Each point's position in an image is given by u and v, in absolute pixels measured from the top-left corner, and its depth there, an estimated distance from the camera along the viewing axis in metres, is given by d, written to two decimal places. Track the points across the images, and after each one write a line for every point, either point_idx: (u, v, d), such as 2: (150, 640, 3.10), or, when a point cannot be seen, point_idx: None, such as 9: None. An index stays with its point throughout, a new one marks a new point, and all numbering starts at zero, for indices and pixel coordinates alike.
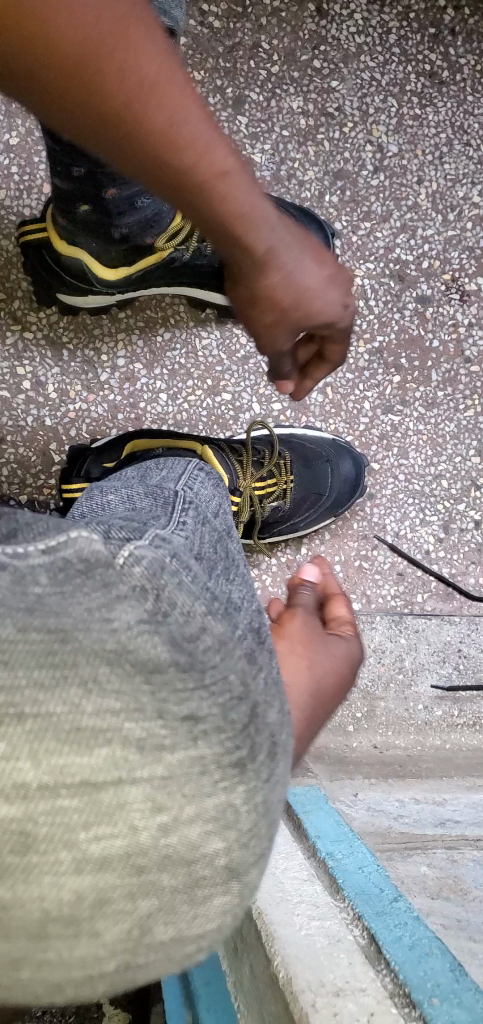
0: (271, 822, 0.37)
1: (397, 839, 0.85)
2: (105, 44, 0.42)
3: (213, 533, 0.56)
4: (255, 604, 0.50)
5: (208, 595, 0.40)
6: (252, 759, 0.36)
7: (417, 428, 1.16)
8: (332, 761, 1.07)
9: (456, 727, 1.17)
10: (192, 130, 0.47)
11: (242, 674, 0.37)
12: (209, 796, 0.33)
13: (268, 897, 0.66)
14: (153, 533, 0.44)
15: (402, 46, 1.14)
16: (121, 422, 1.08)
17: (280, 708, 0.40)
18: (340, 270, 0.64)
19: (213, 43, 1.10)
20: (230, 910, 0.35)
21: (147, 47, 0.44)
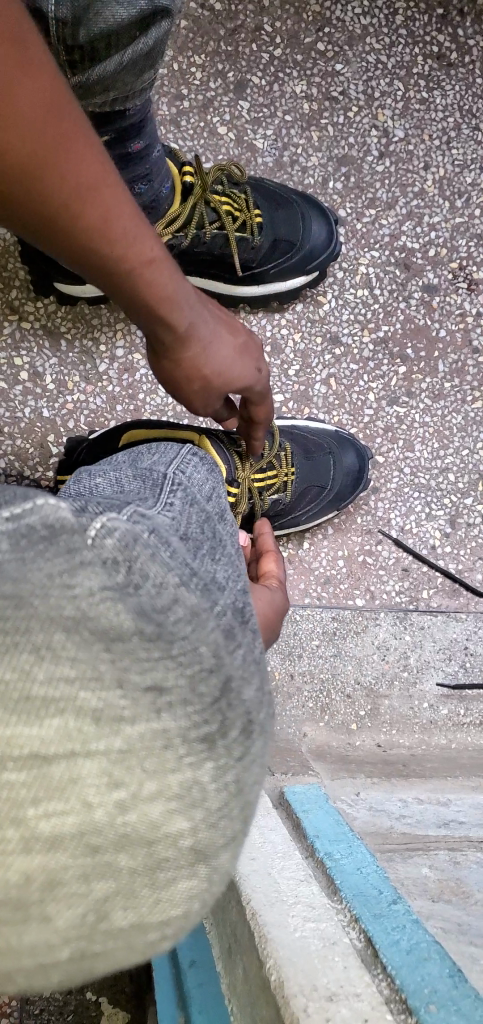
0: (246, 805, 0.32)
1: (399, 838, 0.82)
2: (47, 151, 0.49)
3: (202, 514, 0.53)
4: (242, 586, 0.46)
5: (188, 575, 0.37)
6: (223, 735, 0.31)
7: (422, 420, 1.13)
8: (334, 759, 1.04)
9: (463, 726, 1.14)
10: (120, 225, 0.55)
11: (214, 646, 0.33)
12: (171, 773, 0.29)
13: (262, 896, 0.62)
14: (134, 511, 0.41)
15: (409, 27, 1.12)
16: (120, 413, 1.05)
17: (259, 688, 0.35)
18: (250, 342, 0.74)
19: (214, 26, 1.08)
20: (199, 896, 0.30)
21: (85, 154, 0.51)
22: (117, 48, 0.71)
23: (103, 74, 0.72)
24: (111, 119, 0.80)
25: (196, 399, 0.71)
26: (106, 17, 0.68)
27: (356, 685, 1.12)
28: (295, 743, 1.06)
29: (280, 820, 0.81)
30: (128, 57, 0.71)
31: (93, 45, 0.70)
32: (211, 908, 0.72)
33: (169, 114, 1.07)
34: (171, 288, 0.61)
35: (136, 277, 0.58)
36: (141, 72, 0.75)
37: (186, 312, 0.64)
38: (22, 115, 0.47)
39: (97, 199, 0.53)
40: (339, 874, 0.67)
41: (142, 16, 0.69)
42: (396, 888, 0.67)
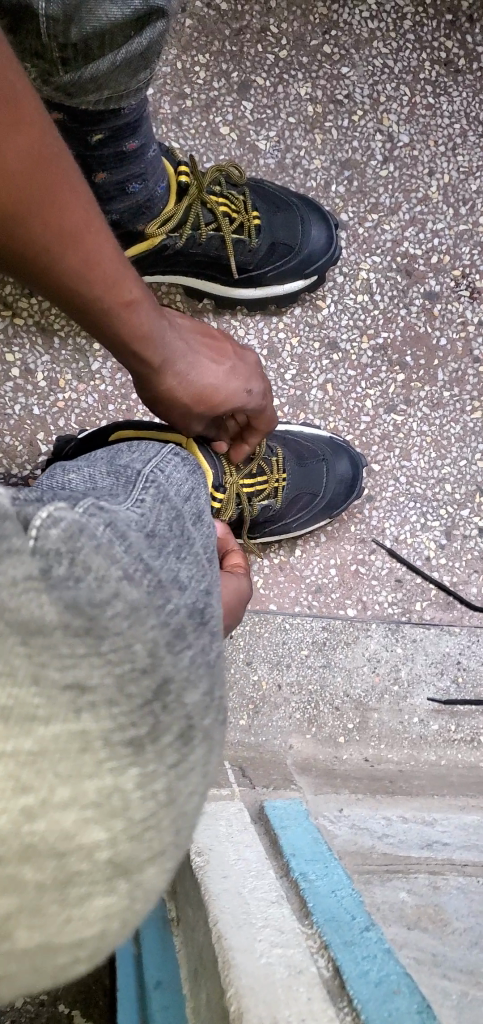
0: (176, 815, 0.32)
1: (380, 858, 0.79)
2: (33, 201, 0.50)
3: (171, 511, 0.50)
4: (205, 587, 0.44)
5: (141, 573, 0.34)
6: (154, 740, 0.30)
7: (420, 429, 1.11)
8: (320, 773, 1.02)
9: (453, 743, 1.11)
10: (102, 270, 0.56)
11: (152, 647, 0.31)
12: (89, 778, 0.28)
13: (230, 918, 0.60)
14: (92, 504, 0.38)
15: (417, 32, 1.10)
16: (112, 413, 1.04)
17: (208, 691, 0.35)
18: (238, 364, 0.75)
19: (220, 26, 1.07)
20: (119, 914, 0.29)
21: (68, 198, 0.52)
22: (111, 48, 0.70)
23: (96, 74, 0.71)
24: (105, 117, 0.79)
25: (179, 420, 0.73)
26: (100, 17, 0.67)
27: (345, 697, 1.10)
28: (280, 755, 1.04)
29: (258, 835, 0.78)
30: (121, 58, 0.71)
31: (86, 44, 0.69)
32: (181, 928, 0.69)
33: (171, 113, 1.06)
34: (149, 326, 0.63)
35: (117, 318, 0.60)
36: (134, 74, 0.74)
37: (165, 346, 0.66)
38: (9, 167, 0.48)
39: (81, 246, 0.54)
40: (312, 897, 0.65)
41: (137, 17, 0.68)
42: (371, 914, 0.64)
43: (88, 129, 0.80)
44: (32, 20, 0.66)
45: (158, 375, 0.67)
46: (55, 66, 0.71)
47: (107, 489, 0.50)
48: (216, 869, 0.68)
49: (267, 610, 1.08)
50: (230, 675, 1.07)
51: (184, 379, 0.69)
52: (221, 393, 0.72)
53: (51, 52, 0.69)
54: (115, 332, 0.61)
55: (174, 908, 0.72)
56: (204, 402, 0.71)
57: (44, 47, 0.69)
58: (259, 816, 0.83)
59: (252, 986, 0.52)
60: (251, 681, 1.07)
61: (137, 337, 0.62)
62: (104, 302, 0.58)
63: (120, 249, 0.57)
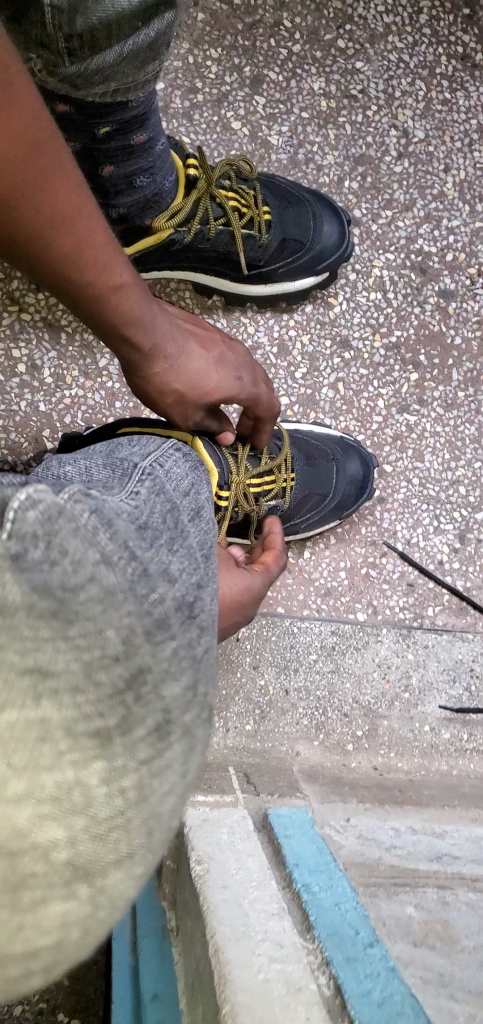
0: (150, 816, 0.29)
1: (387, 870, 0.76)
2: (25, 177, 0.48)
3: (167, 503, 0.48)
4: (199, 578, 0.42)
5: (124, 561, 0.33)
6: (124, 732, 0.28)
7: (434, 430, 1.09)
8: (327, 781, 0.99)
9: (466, 753, 1.08)
10: (93, 252, 0.54)
11: (127, 632, 0.29)
12: (46, 771, 0.26)
13: (228, 931, 0.57)
14: (78, 489, 0.36)
15: (433, 26, 1.08)
16: (119, 410, 1.03)
17: (190, 686, 0.33)
18: (227, 353, 0.73)
19: (232, 20, 1.05)
20: (79, 924, 0.27)
21: (60, 177, 0.50)
22: (118, 39, 0.68)
23: (103, 65, 0.69)
24: (112, 109, 0.77)
25: (171, 413, 0.71)
26: (106, 5, 0.65)
27: (354, 703, 1.07)
28: (286, 762, 1.01)
29: (260, 844, 0.76)
30: (128, 49, 0.68)
31: (92, 34, 0.67)
32: (179, 938, 0.67)
33: (182, 107, 1.05)
34: (141, 313, 0.61)
35: (108, 302, 0.58)
36: (143, 65, 0.72)
37: (155, 332, 0.64)
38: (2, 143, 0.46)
39: (72, 225, 0.52)
40: (314, 910, 0.62)
41: (144, 9, 0.67)
42: (376, 930, 0.62)
43: (95, 121, 0.77)
44: (36, 9, 0.65)
45: (147, 362, 0.65)
46: (61, 57, 0.68)
47: (101, 483, 0.47)
48: (216, 877, 0.65)
49: (275, 613, 1.06)
50: (237, 678, 1.04)
51: (173, 367, 0.67)
52: (212, 383, 0.70)
53: (57, 43, 0.67)
54: (104, 316, 0.60)
55: (174, 917, 0.70)
56: (195, 394, 0.70)
57: (49, 37, 0.67)
58: (262, 825, 0.80)
59: (248, 1001, 0.49)
60: (258, 686, 1.05)
61: (126, 322, 0.61)
62: (95, 285, 0.56)
63: (112, 232, 0.55)
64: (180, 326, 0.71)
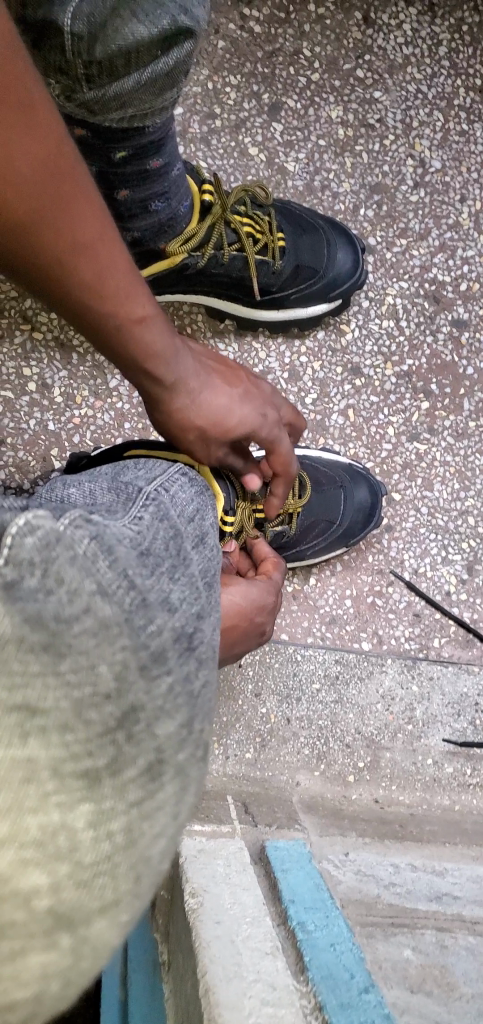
0: (137, 859, 0.29)
1: (385, 909, 0.75)
2: (46, 209, 0.48)
3: (171, 530, 0.48)
4: (200, 608, 0.40)
5: (123, 590, 0.31)
6: (113, 773, 0.28)
7: (444, 460, 1.08)
8: (327, 813, 0.97)
9: (469, 788, 1.07)
10: (113, 281, 0.54)
11: (120, 668, 0.29)
12: (30, 814, 0.25)
13: (218, 972, 0.56)
14: (80, 512, 0.35)
15: (452, 59, 1.09)
16: (127, 431, 1.03)
17: (185, 723, 0.32)
18: (254, 391, 0.73)
19: (252, 48, 1.06)
20: (59, 976, 0.26)
21: (82, 208, 0.50)
22: (137, 66, 0.68)
23: (121, 91, 0.69)
24: (130, 134, 0.77)
25: (193, 446, 0.70)
26: (126, 34, 0.66)
27: (356, 735, 1.05)
28: (286, 793, 1.00)
29: (256, 878, 0.74)
30: (147, 76, 0.69)
31: (112, 62, 0.67)
32: (171, 974, 0.65)
33: (199, 132, 1.05)
34: (161, 344, 0.61)
35: (128, 333, 0.58)
36: (161, 93, 0.72)
37: (177, 366, 0.64)
38: (22, 175, 0.46)
39: (92, 256, 0.52)
40: (309, 950, 0.60)
41: (164, 38, 0.67)
42: (372, 974, 0.60)
43: (111, 145, 0.78)
44: (56, 37, 0.66)
45: (168, 393, 0.65)
46: (79, 82, 0.69)
47: (105, 507, 0.47)
48: (210, 912, 0.64)
49: (279, 640, 1.05)
50: (239, 705, 1.03)
51: (196, 401, 0.67)
52: (236, 418, 0.69)
53: (75, 68, 0.67)
54: (125, 348, 0.59)
55: (166, 951, 0.68)
56: (217, 429, 0.69)
57: (68, 63, 0.67)
58: (259, 857, 0.79)
59: None
60: (259, 714, 1.03)
61: (146, 354, 0.60)
62: (114, 316, 0.56)
63: (133, 262, 0.55)
64: (205, 362, 0.71)
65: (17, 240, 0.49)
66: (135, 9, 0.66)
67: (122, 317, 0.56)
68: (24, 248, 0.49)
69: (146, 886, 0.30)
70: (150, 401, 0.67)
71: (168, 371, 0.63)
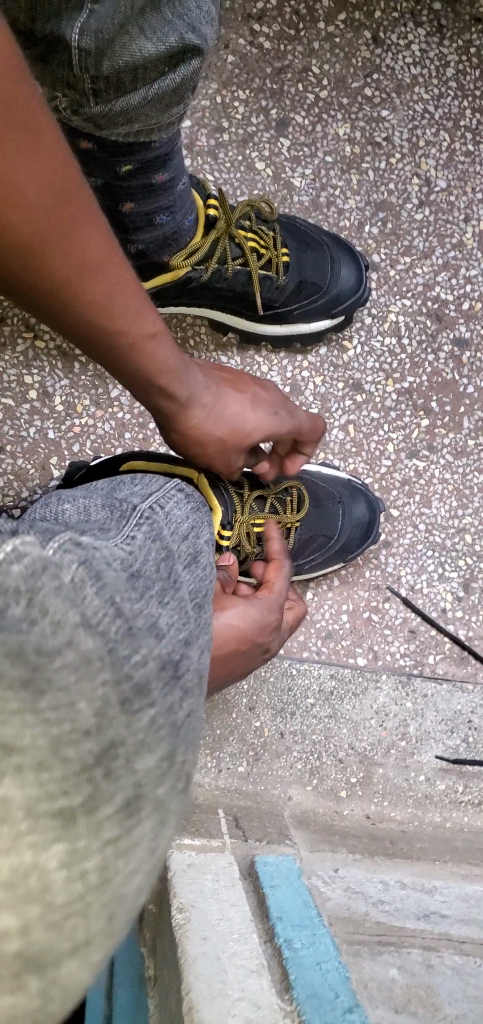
0: (111, 898, 0.29)
1: (373, 927, 0.74)
2: (54, 230, 0.49)
3: (163, 552, 0.48)
4: (189, 635, 0.41)
5: (109, 620, 0.32)
6: (91, 810, 0.28)
7: (442, 477, 1.08)
8: (318, 828, 0.98)
9: (460, 805, 1.07)
10: (126, 302, 0.55)
11: (101, 705, 0.29)
12: (2, 855, 0.25)
13: (202, 988, 0.56)
14: (68, 537, 0.35)
15: (459, 80, 1.09)
16: (127, 441, 1.03)
17: (167, 756, 0.32)
18: (262, 393, 0.74)
19: (261, 64, 1.06)
20: (27, 1015, 0.26)
21: (89, 230, 0.51)
22: (143, 83, 0.68)
23: (127, 106, 0.70)
24: (135, 149, 0.77)
25: (210, 456, 0.71)
26: (133, 50, 0.66)
27: (349, 750, 1.05)
28: (277, 806, 1.00)
29: (245, 894, 0.74)
30: (153, 92, 0.69)
31: (119, 77, 0.67)
32: (156, 989, 0.65)
33: (207, 145, 1.06)
34: (175, 362, 0.62)
35: (142, 352, 0.59)
36: (167, 108, 0.72)
37: (189, 380, 0.64)
38: (28, 197, 0.46)
39: (104, 277, 0.52)
40: (295, 969, 0.61)
41: (171, 54, 0.68)
42: (357, 993, 0.60)
43: (117, 159, 0.78)
44: (64, 53, 0.66)
45: (183, 412, 0.66)
46: (86, 97, 0.69)
47: (98, 526, 0.47)
48: (197, 928, 0.64)
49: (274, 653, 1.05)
50: (232, 718, 1.03)
51: (209, 412, 0.68)
52: (247, 428, 0.71)
53: (83, 84, 0.68)
54: (139, 366, 0.60)
55: (153, 965, 0.68)
56: (233, 435, 0.70)
57: (75, 78, 0.67)
58: (249, 872, 0.79)
59: None
60: (253, 728, 1.04)
61: (160, 370, 0.61)
62: (127, 334, 0.56)
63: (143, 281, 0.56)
64: (211, 375, 0.72)
65: (28, 263, 0.49)
66: (143, 25, 0.66)
67: (136, 337, 0.57)
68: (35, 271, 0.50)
69: (122, 922, 0.30)
70: (163, 419, 0.68)
71: (179, 387, 0.64)
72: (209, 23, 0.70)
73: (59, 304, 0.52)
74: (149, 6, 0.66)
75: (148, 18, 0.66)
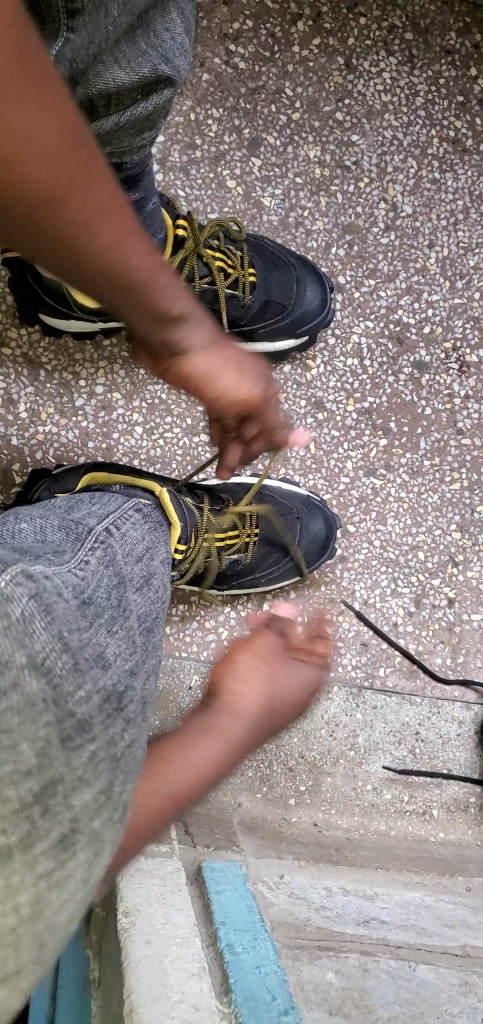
0: (41, 930, 0.32)
1: (313, 931, 0.75)
2: (64, 180, 0.41)
3: (114, 577, 0.50)
4: (133, 664, 0.42)
5: (55, 655, 0.34)
6: (25, 849, 0.32)
7: (398, 496, 1.11)
8: (266, 835, 1.00)
9: (405, 813, 1.10)
10: (137, 243, 0.48)
11: (42, 747, 0.31)
12: None
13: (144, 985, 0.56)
14: (21, 567, 0.37)
15: (428, 109, 1.12)
16: (91, 451, 1.05)
17: (104, 789, 0.35)
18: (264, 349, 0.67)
19: (236, 83, 1.08)
20: None
21: (96, 170, 0.44)
22: (117, 107, 0.70)
23: (99, 131, 0.71)
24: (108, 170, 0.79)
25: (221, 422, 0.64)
26: (107, 78, 0.67)
27: (299, 759, 1.08)
28: (227, 813, 1.02)
29: (190, 898, 0.73)
30: (126, 118, 0.71)
31: (92, 101, 0.69)
32: (100, 990, 0.65)
33: (180, 162, 1.07)
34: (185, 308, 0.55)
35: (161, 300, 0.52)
36: (139, 133, 0.74)
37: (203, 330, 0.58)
38: (35, 149, 0.39)
39: (114, 216, 0.46)
40: (234, 973, 0.60)
41: (144, 82, 0.69)
42: (294, 996, 0.60)
43: None
44: None
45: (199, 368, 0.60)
46: None
47: (53, 549, 0.48)
48: (141, 931, 0.63)
49: None
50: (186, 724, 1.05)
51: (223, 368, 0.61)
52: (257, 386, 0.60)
53: None
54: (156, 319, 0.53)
55: (97, 968, 0.68)
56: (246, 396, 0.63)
57: None
58: (195, 878, 0.79)
59: None
60: None
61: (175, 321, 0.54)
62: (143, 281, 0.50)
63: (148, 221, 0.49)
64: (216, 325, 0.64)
65: (41, 219, 0.42)
66: (117, 56, 0.67)
67: (147, 280, 0.50)
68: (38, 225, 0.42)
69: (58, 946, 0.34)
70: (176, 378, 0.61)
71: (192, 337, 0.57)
72: (182, 55, 0.72)
73: (74, 257, 0.45)
74: (124, 37, 0.67)
75: (122, 49, 0.67)
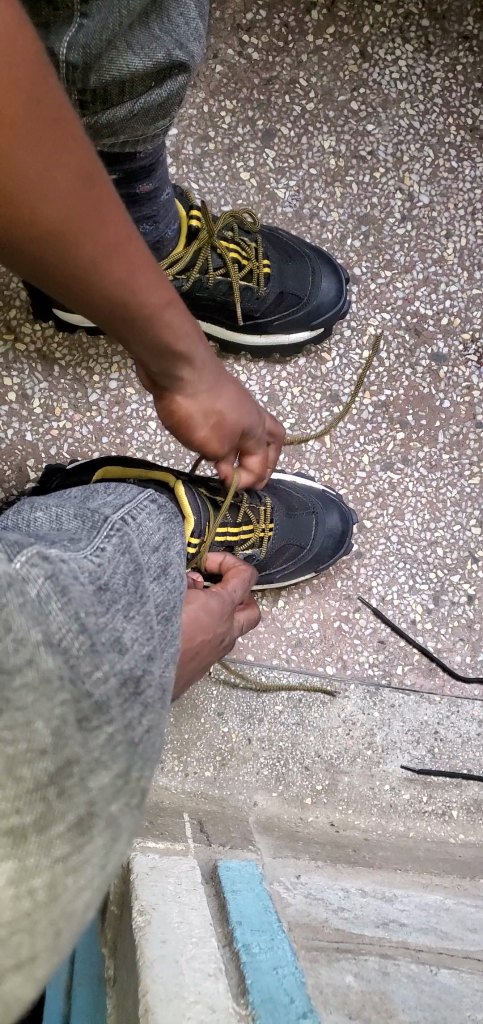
0: (58, 916, 0.31)
1: (332, 933, 0.73)
2: (79, 228, 0.43)
3: (130, 564, 0.48)
4: (151, 649, 0.41)
5: (72, 635, 0.33)
6: (38, 829, 0.30)
7: (416, 491, 1.10)
8: (282, 834, 0.98)
9: (424, 814, 1.08)
10: (143, 281, 0.50)
11: (58, 725, 0.31)
12: None
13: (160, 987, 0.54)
14: (38, 549, 0.36)
15: (445, 97, 1.11)
16: (105, 446, 1.04)
17: (122, 773, 0.34)
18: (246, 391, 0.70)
19: (249, 73, 1.07)
20: None
21: (113, 223, 0.45)
22: (130, 95, 0.68)
23: (112, 119, 0.69)
24: (120, 161, 0.78)
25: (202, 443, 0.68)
26: (120, 64, 0.65)
27: (316, 757, 1.07)
28: (242, 812, 1.00)
29: (206, 897, 0.72)
30: (139, 107, 0.69)
31: (106, 90, 0.67)
32: (114, 990, 0.64)
33: (193, 154, 1.06)
34: (203, 342, 0.61)
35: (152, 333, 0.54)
36: (153, 121, 0.72)
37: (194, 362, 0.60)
38: (58, 202, 0.41)
39: (124, 262, 0.48)
40: (251, 973, 0.59)
41: (157, 69, 0.67)
42: (313, 999, 0.58)
43: None
44: None
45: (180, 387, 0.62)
46: None
47: (69, 536, 0.47)
48: (156, 930, 0.62)
49: (245, 659, 1.06)
50: (201, 724, 1.04)
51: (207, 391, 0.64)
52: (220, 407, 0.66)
53: (70, 95, 0.66)
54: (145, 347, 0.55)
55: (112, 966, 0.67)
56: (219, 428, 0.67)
57: None
58: (210, 877, 0.77)
59: None
60: (221, 733, 1.05)
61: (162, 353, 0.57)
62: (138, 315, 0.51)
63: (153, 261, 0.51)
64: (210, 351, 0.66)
65: (55, 259, 0.43)
66: (131, 41, 0.65)
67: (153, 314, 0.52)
68: (95, 269, 0.46)
69: (75, 933, 0.32)
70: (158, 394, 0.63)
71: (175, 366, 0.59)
72: (196, 39, 0.70)
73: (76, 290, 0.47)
74: (138, 21, 0.65)
75: (136, 33, 0.65)
